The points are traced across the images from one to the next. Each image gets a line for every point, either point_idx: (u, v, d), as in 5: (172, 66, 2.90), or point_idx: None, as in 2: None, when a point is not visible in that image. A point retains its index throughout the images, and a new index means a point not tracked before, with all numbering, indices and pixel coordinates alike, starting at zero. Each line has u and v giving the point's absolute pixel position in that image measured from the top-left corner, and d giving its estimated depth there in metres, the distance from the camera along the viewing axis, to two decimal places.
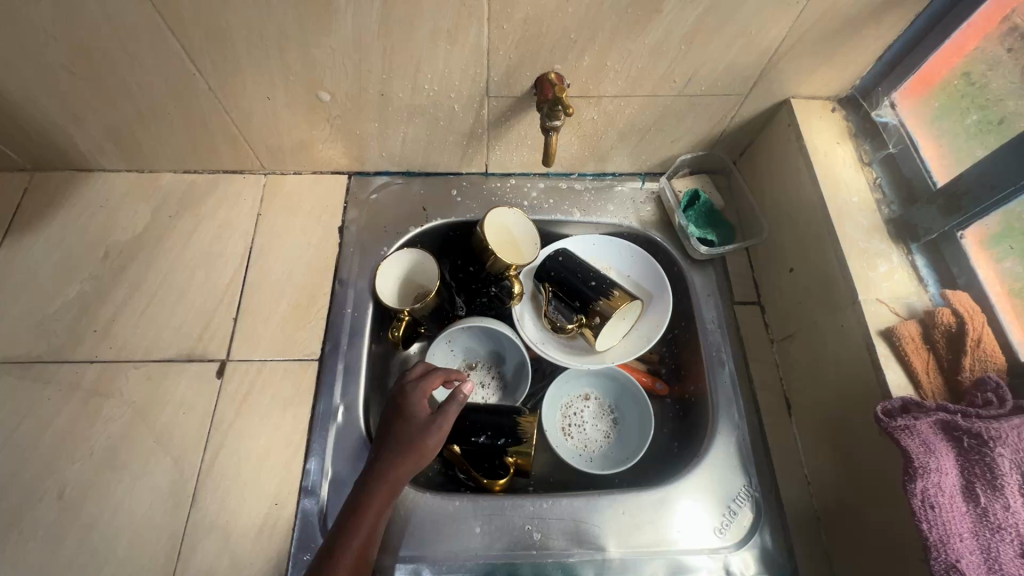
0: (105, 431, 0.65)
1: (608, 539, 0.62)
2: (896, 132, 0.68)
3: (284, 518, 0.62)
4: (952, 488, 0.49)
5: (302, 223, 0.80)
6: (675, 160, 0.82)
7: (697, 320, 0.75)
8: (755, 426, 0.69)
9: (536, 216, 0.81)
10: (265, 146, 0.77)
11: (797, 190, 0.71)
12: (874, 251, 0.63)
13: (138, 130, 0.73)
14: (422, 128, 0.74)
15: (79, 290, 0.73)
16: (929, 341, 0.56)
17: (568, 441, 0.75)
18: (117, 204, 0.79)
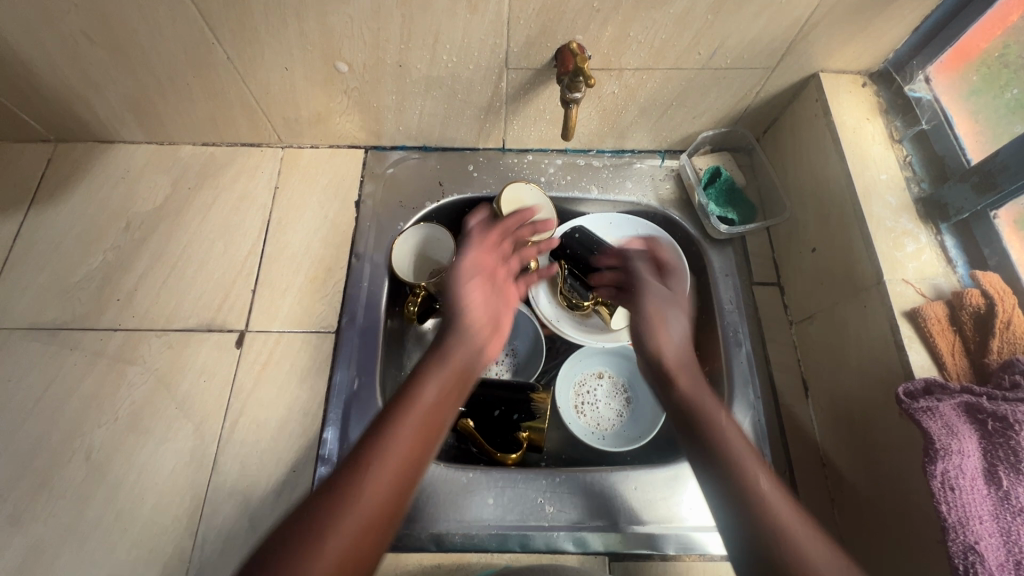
0: (129, 396, 0.67)
1: (619, 513, 0.63)
2: (929, 108, 0.65)
3: (302, 484, 0.63)
4: (974, 470, 0.48)
5: (320, 197, 0.80)
6: (696, 137, 0.81)
7: (715, 302, 0.74)
8: (771, 406, 0.68)
9: (553, 193, 0.81)
10: (283, 119, 0.77)
11: (822, 168, 0.69)
12: (901, 231, 0.61)
13: (159, 101, 0.74)
14: (440, 100, 0.73)
15: (102, 260, 0.75)
16: (955, 323, 0.54)
17: (581, 418, 0.75)
18: (138, 176, 0.80)
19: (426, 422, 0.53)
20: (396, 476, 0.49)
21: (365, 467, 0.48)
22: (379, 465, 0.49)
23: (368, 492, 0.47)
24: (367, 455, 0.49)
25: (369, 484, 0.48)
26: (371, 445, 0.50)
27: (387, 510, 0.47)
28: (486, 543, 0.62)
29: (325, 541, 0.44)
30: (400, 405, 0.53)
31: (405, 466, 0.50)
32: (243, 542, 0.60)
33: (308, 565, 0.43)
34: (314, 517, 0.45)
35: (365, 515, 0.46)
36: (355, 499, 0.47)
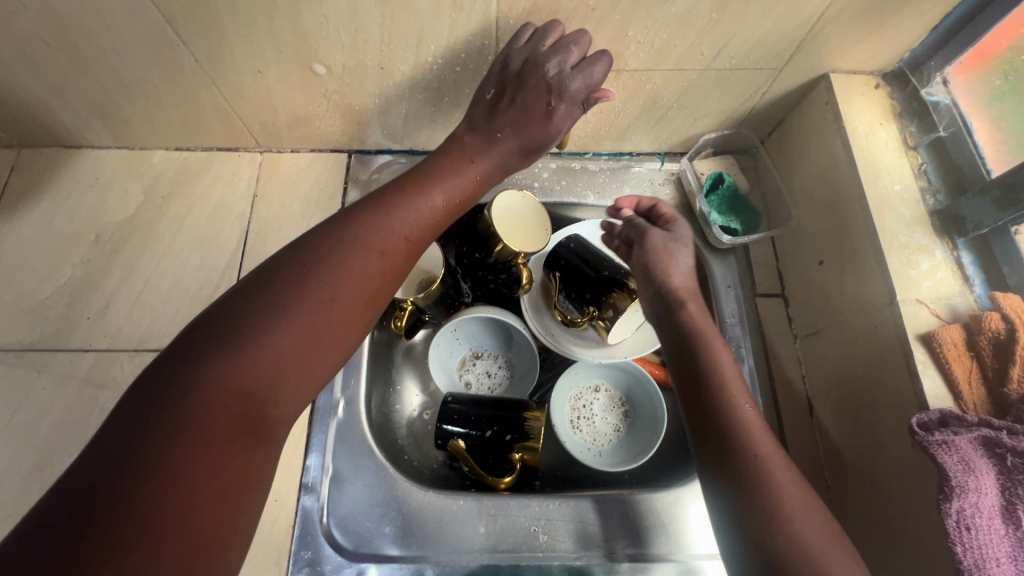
0: (102, 422, 0.64)
1: (616, 541, 0.61)
2: (947, 113, 0.61)
3: (285, 514, 0.60)
4: (991, 509, 0.46)
5: (301, 206, 0.76)
6: (697, 139, 0.76)
7: (717, 314, 0.70)
8: (774, 425, 0.66)
9: (547, 199, 0.77)
10: (260, 123, 0.73)
11: (832, 176, 0.65)
12: (915, 246, 0.57)
13: (125, 105, 0.69)
14: (426, 103, 0.69)
15: (71, 276, 0.71)
16: (973, 348, 0.51)
17: (577, 434, 0.72)
18: (108, 184, 0.76)
19: (386, 250, 0.47)
20: (317, 320, 0.42)
21: (305, 285, 0.42)
22: (313, 287, 0.42)
23: (282, 330, 0.40)
24: (306, 276, 0.43)
25: (293, 317, 0.41)
26: (292, 287, 0.42)
27: (307, 345, 0.41)
28: (477, 571, 0.60)
29: (213, 386, 0.37)
30: (351, 220, 0.47)
31: (338, 303, 0.43)
32: None
33: (161, 451, 0.34)
34: (213, 347, 0.38)
35: (276, 351, 0.40)
36: (257, 346, 0.39)
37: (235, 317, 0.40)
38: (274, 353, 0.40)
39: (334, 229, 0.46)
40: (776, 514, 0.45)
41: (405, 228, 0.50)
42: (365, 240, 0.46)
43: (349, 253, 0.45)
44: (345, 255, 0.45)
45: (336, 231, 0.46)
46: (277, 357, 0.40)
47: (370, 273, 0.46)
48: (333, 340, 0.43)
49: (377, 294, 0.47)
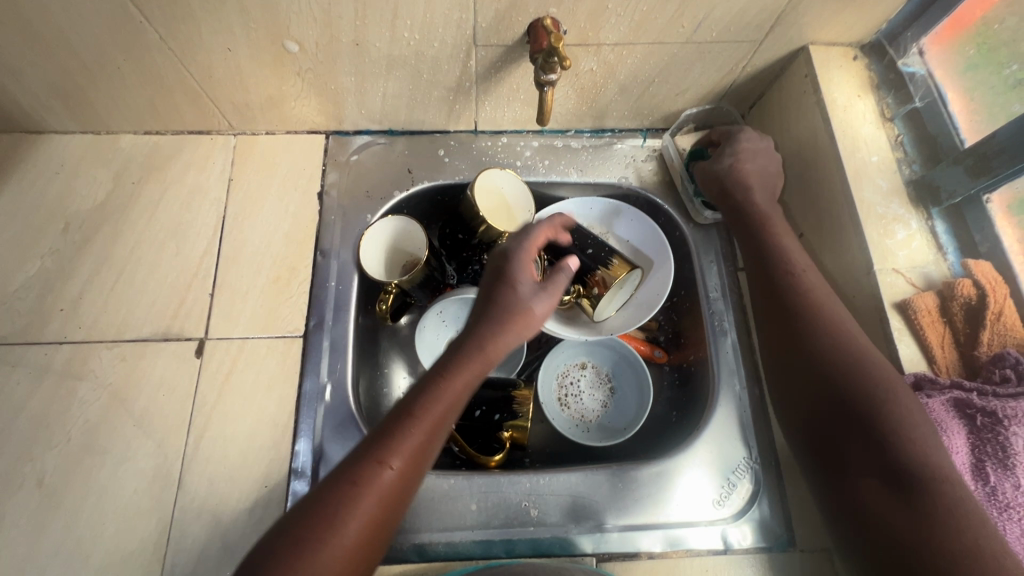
0: (82, 415, 0.62)
1: (606, 513, 0.62)
2: (923, 84, 0.62)
3: (274, 500, 0.60)
4: (962, 466, 0.48)
5: (278, 189, 0.74)
6: (679, 115, 0.76)
7: (699, 289, 0.72)
8: (757, 396, 0.68)
9: (530, 178, 0.76)
10: (232, 104, 0.70)
11: (811, 149, 0.66)
12: (892, 217, 0.58)
13: (88, 86, 0.66)
14: (404, 81, 0.67)
15: (41, 266, 0.68)
16: (945, 314, 0.53)
17: (564, 412, 0.74)
18: (74, 171, 0.73)
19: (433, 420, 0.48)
20: (360, 528, 0.43)
21: (367, 483, 0.44)
22: (371, 487, 0.44)
23: (347, 531, 0.43)
24: (336, 515, 0.43)
25: (354, 515, 0.43)
26: (329, 506, 0.43)
27: (366, 540, 0.44)
28: (469, 549, 0.60)
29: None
30: (399, 413, 0.48)
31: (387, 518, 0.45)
32: (215, 563, 0.57)
33: None
34: (296, 550, 0.41)
35: (345, 550, 0.42)
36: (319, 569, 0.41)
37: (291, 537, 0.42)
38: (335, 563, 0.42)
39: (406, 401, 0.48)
40: None
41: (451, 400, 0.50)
42: (415, 417, 0.47)
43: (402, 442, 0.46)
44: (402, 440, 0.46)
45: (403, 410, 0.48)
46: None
47: (413, 467, 0.47)
48: (384, 536, 0.46)
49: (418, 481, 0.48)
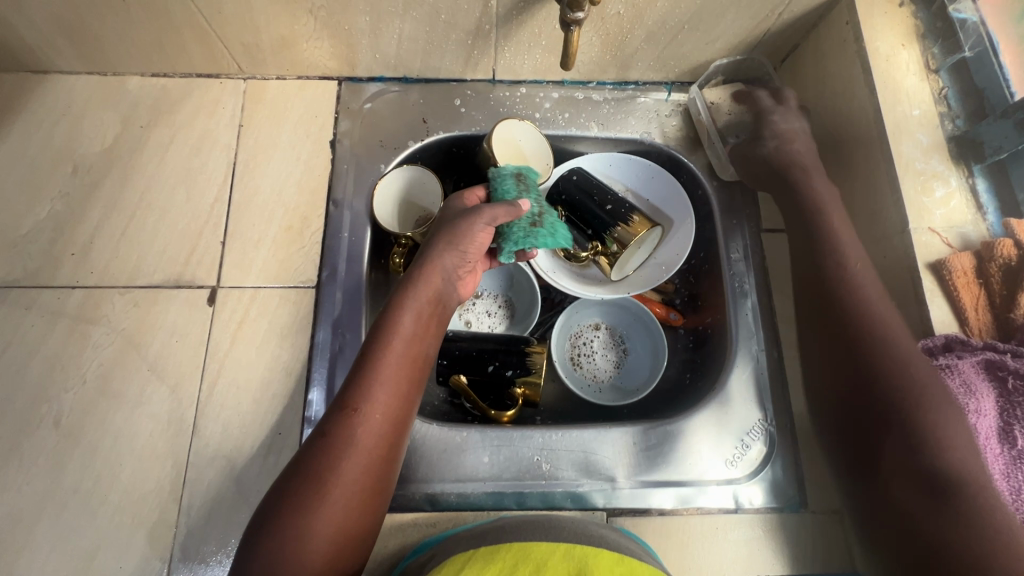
0: (97, 358, 0.62)
1: (618, 469, 0.62)
2: (974, 32, 0.57)
3: (287, 447, 0.60)
4: (989, 429, 0.47)
5: (290, 137, 0.72)
6: (707, 66, 0.72)
7: (720, 251, 0.70)
8: (774, 359, 0.67)
9: (548, 131, 0.73)
10: (242, 45, 0.68)
11: (848, 103, 0.63)
12: (931, 173, 0.56)
13: (92, 22, 0.63)
14: (421, 22, 0.64)
15: (50, 210, 0.67)
16: (981, 275, 0.51)
17: (576, 370, 0.73)
18: (82, 112, 0.71)
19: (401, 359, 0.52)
20: (355, 471, 0.47)
21: (344, 449, 0.47)
22: (349, 450, 0.47)
23: (337, 495, 0.46)
24: (325, 465, 0.47)
25: (338, 478, 0.46)
26: (320, 457, 0.47)
27: (357, 499, 0.47)
28: (481, 501, 0.60)
29: (303, 557, 0.44)
30: (358, 379, 0.51)
31: (376, 478, 0.48)
32: (231, 505, 0.58)
33: None
34: (292, 516, 0.45)
35: (338, 511, 0.46)
36: (316, 532, 0.45)
37: (288, 487, 0.46)
38: (328, 530, 0.45)
39: (368, 349, 0.52)
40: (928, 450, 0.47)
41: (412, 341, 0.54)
42: (373, 383, 0.50)
43: (371, 407, 0.49)
44: (372, 386, 0.50)
45: (366, 356, 0.52)
46: (321, 535, 0.45)
47: (386, 431, 0.50)
48: (379, 492, 0.49)
49: (395, 443, 0.50)
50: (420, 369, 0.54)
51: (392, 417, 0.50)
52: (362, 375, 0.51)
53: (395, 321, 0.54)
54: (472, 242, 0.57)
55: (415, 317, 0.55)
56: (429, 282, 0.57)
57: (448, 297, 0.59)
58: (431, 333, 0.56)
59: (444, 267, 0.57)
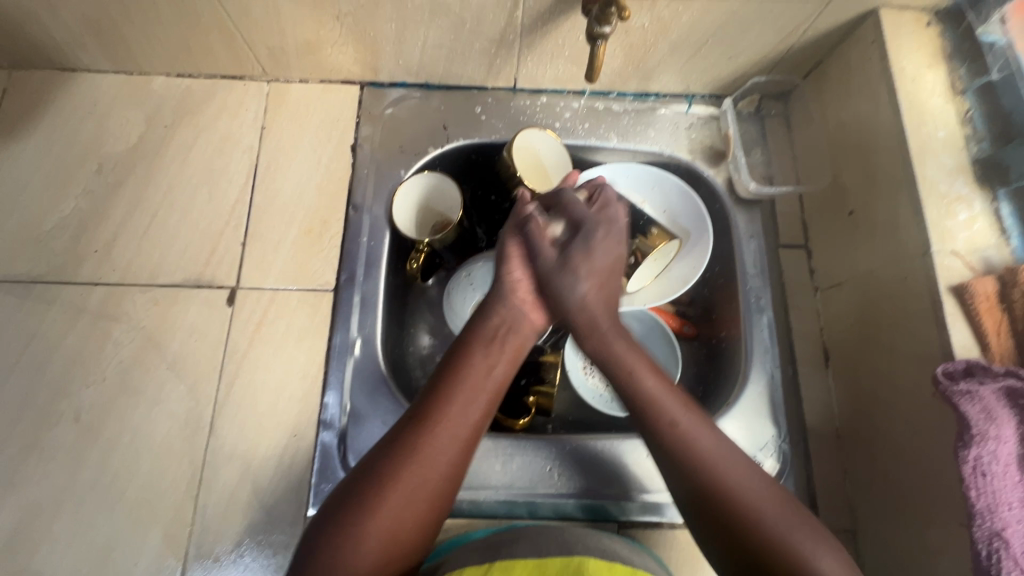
0: (117, 355, 0.63)
1: (629, 482, 0.62)
2: (1002, 55, 0.57)
3: (303, 449, 0.60)
4: (1009, 457, 0.46)
5: (312, 140, 0.73)
6: (744, 83, 0.74)
7: (737, 264, 0.70)
8: (789, 374, 0.67)
9: (568, 140, 0.73)
10: (267, 49, 0.68)
11: (871, 122, 0.63)
12: (954, 196, 0.55)
13: (122, 24, 0.64)
14: (446, 31, 0.64)
15: (75, 207, 0.68)
16: (1005, 300, 0.50)
17: (589, 379, 0.72)
18: (107, 110, 0.72)
19: (477, 379, 0.51)
20: (412, 480, 0.46)
21: (408, 455, 0.47)
22: (413, 458, 0.46)
23: (390, 506, 0.45)
24: (387, 468, 0.46)
25: (393, 489, 0.45)
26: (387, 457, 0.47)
27: (407, 516, 0.45)
28: (493, 509, 0.61)
29: (347, 553, 0.43)
30: (427, 395, 0.50)
31: (435, 493, 0.47)
32: (245, 506, 0.58)
33: None
34: (344, 517, 0.44)
35: (390, 517, 0.44)
36: (362, 539, 0.43)
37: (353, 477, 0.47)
38: (379, 534, 0.44)
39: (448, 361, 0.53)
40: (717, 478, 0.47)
41: (490, 363, 0.53)
42: (448, 395, 0.50)
43: (441, 419, 0.48)
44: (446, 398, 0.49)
45: (447, 368, 0.52)
46: (370, 534, 0.44)
47: (449, 453, 0.48)
48: (436, 509, 0.47)
49: (455, 470, 0.48)
50: (494, 395, 0.51)
51: (458, 442, 0.48)
52: (437, 388, 0.50)
53: (471, 338, 0.54)
54: (522, 258, 0.57)
55: (488, 338, 0.54)
56: (503, 306, 0.56)
57: (524, 318, 0.56)
58: (510, 360, 0.54)
59: (515, 288, 0.56)
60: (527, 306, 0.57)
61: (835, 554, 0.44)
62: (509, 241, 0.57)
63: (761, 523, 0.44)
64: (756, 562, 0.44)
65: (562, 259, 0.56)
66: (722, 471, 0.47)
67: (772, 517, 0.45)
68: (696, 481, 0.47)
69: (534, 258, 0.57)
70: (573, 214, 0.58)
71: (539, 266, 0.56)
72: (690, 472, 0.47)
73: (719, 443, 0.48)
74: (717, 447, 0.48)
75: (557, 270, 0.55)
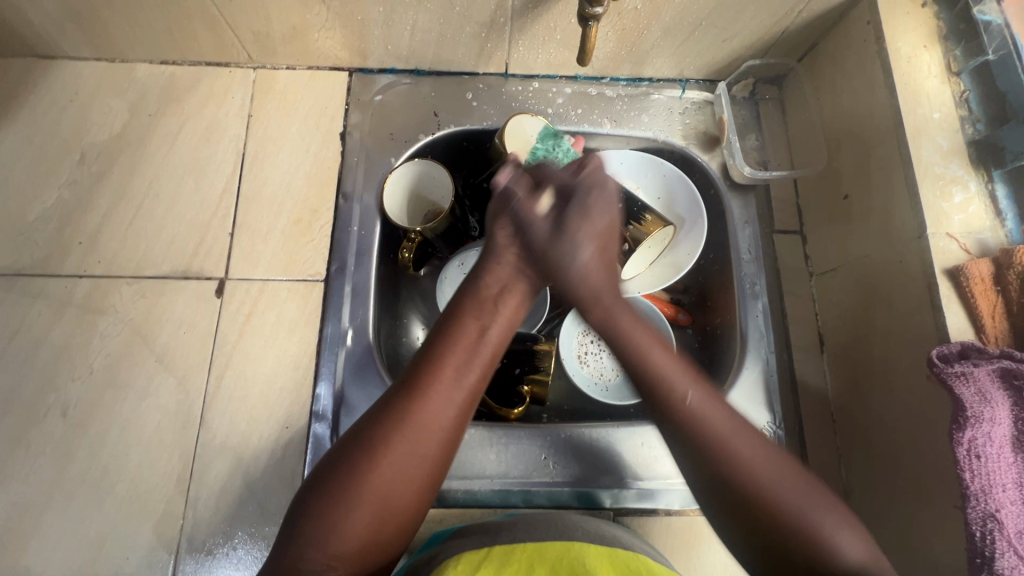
0: (104, 348, 0.62)
1: (624, 470, 0.62)
2: (999, 34, 0.56)
3: (295, 441, 0.60)
4: (1002, 438, 0.46)
5: (300, 127, 0.71)
6: (738, 66, 0.73)
7: (732, 251, 0.69)
8: (783, 361, 0.66)
9: (561, 127, 0.72)
10: (252, 34, 0.67)
11: (866, 104, 0.62)
12: (950, 178, 0.55)
13: (101, 8, 0.62)
14: (435, 14, 0.63)
15: (58, 197, 0.67)
16: (1000, 282, 0.50)
17: (584, 368, 0.72)
18: (89, 98, 0.70)
19: (469, 344, 0.51)
20: (406, 444, 0.46)
21: (400, 417, 0.46)
22: (405, 422, 0.46)
23: (386, 467, 0.45)
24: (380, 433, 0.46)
25: (388, 448, 0.45)
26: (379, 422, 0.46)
27: (404, 476, 0.45)
28: (488, 497, 0.61)
29: (339, 517, 0.43)
30: (423, 356, 0.50)
31: (429, 455, 0.46)
32: (237, 498, 0.58)
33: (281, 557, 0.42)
34: (341, 477, 0.44)
35: (382, 483, 0.44)
36: (359, 496, 0.44)
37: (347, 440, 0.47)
38: (370, 498, 0.44)
39: (440, 326, 0.52)
40: (722, 448, 0.46)
41: (482, 329, 0.52)
42: (440, 360, 0.49)
43: (432, 383, 0.48)
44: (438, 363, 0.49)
45: (440, 333, 0.52)
46: (361, 500, 0.44)
47: (449, 413, 0.47)
48: (431, 472, 0.47)
49: (451, 431, 0.48)
50: (488, 358, 0.51)
51: (452, 404, 0.48)
52: (428, 352, 0.50)
53: (463, 303, 0.54)
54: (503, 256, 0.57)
55: (483, 302, 0.54)
56: (496, 268, 0.56)
57: (521, 279, 0.56)
58: (504, 324, 0.54)
59: (506, 253, 0.57)
60: (520, 270, 0.57)
61: (853, 531, 0.45)
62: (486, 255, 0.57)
63: (754, 485, 0.45)
64: (750, 510, 0.45)
65: (553, 231, 0.56)
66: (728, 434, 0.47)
67: (764, 475, 0.45)
68: (726, 479, 0.46)
69: (518, 251, 0.57)
70: (558, 183, 0.58)
71: (533, 239, 0.57)
72: (703, 449, 0.47)
73: (732, 416, 0.48)
74: (732, 422, 0.48)
75: (551, 242, 0.56)
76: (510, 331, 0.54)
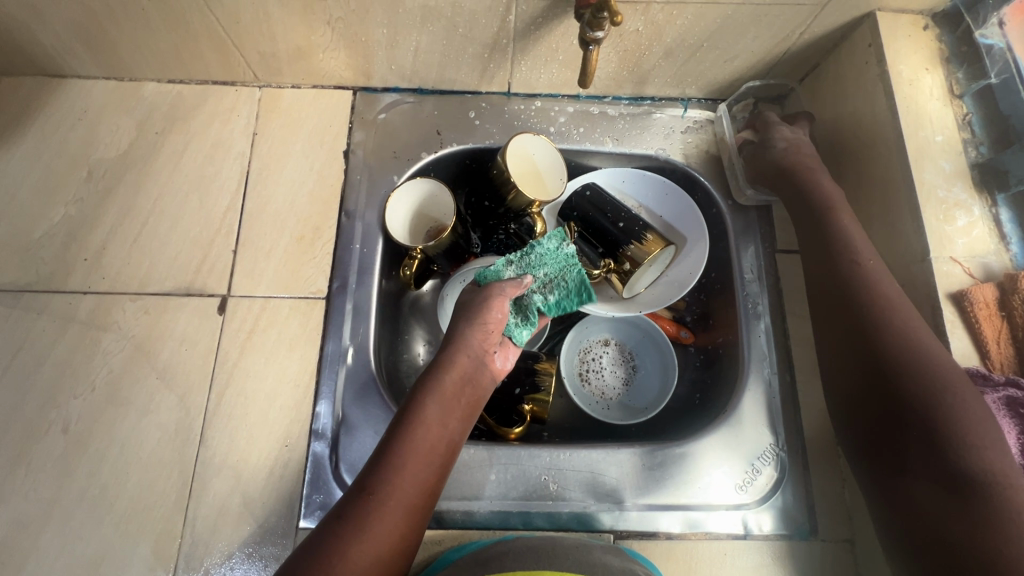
0: (106, 365, 0.62)
1: (624, 492, 0.61)
2: (1001, 58, 0.56)
3: (295, 460, 0.60)
4: None
5: (304, 145, 0.72)
6: (738, 86, 0.73)
7: (734, 271, 0.69)
8: (787, 383, 0.66)
9: (563, 145, 0.73)
10: (258, 54, 0.68)
11: (868, 126, 0.62)
12: (953, 202, 0.55)
13: (111, 30, 0.64)
14: (438, 36, 0.64)
15: (65, 214, 0.67)
16: (1005, 307, 0.50)
17: (585, 387, 0.72)
18: (97, 117, 0.71)
19: (428, 448, 0.50)
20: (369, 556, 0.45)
21: (363, 527, 0.45)
22: (366, 530, 0.45)
23: None
24: (340, 544, 0.44)
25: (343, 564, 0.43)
26: (340, 535, 0.45)
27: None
28: (487, 519, 0.60)
29: None
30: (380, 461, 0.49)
31: (389, 560, 0.46)
32: (236, 517, 0.58)
33: None
34: None
35: None
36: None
37: (309, 543, 0.45)
38: None
39: (398, 423, 0.51)
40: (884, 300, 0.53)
41: (440, 430, 0.52)
42: (399, 466, 0.48)
43: (389, 489, 0.47)
44: (398, 466, 0.48)
45: (401, 430, 0.51)
46: None
47: (402, 522, 0.47)
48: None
49: (409, 535, 0.47)
50: (445, 454, 0.51)
51: (411, 505, 0.48)
52: (387, 452, 0.49)
53: (420, 398, 0.53)
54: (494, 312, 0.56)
55: (445, 395, 0.53)
56: (458, 361, 0.55)
57: (480, 374, 0.56)
58: (462, 416, 0.54)
59: (474, 347, 0.56)
60: (485, 360, 0.57)
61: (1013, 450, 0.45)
62: (457, 329, 0.56)
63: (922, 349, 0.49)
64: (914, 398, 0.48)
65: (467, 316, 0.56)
66: (914, 341, 0.49)
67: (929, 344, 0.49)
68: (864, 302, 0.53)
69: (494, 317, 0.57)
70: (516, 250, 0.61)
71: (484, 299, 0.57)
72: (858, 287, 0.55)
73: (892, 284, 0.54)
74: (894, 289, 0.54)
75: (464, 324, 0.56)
76: (466, 423, 0.55)
